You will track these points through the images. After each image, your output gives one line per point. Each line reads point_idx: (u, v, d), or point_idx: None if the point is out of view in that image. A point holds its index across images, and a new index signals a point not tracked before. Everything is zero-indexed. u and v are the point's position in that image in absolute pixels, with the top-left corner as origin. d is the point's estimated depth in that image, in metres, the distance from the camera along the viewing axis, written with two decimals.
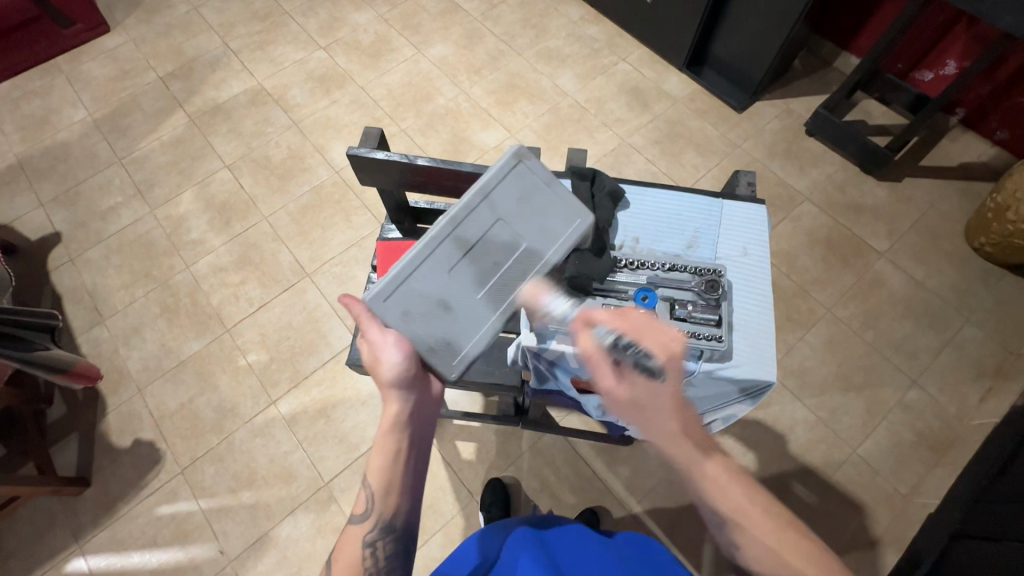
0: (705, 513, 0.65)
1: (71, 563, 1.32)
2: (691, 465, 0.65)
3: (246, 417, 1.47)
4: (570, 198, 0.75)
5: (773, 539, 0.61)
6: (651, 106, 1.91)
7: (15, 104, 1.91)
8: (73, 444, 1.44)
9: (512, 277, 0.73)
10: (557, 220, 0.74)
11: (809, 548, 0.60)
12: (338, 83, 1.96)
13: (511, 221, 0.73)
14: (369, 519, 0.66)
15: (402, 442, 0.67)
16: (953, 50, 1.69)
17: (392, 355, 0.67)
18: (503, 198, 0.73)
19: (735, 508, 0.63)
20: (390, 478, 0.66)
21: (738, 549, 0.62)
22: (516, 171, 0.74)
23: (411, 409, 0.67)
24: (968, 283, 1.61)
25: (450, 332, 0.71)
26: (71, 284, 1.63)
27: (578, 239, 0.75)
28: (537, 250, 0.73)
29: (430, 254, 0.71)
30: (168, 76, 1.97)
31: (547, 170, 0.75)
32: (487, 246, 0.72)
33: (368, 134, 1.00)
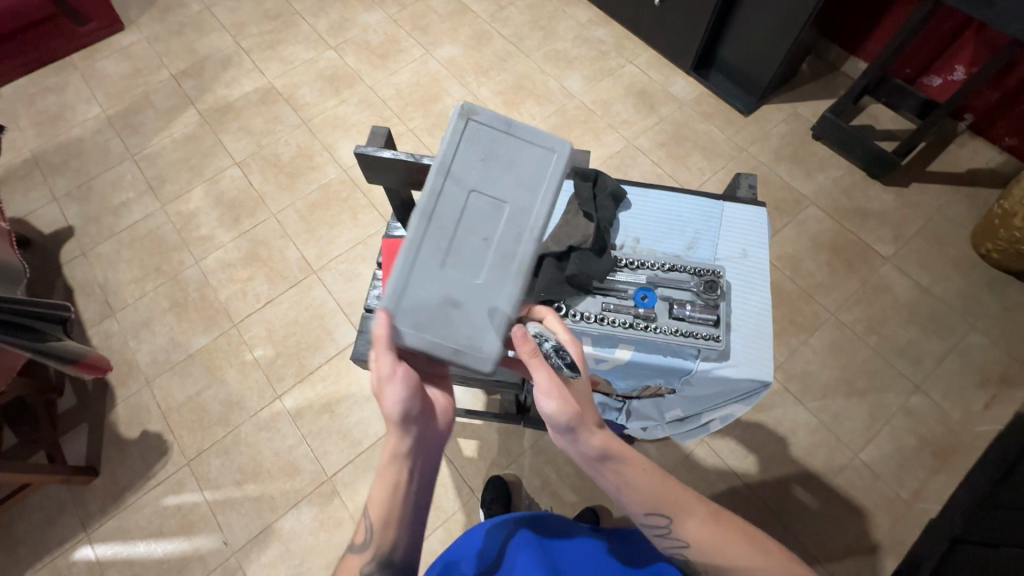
0: (645, 522, 0.67)
1: (79, 551, 1.34)
2: (631, 475, 0.66)
3: (252, 411, 1.49)
4: (531, 134, 0.69)
5: (712, 528, 0.66)
6: (657, 108, 1.91)
7: (31, 100, 1.95)
8: (83, 434, 1.47)
9: (511, 242, 0.68)
10: (527, 167, 0.69)
11: (741, 530, 0.66)
12: (347, 83, 1.98)
13: (482, 186, 0.68)
14: (367, 553, 0.63)
15: (402, 475, 0.63)
16: (962, 56, 1.68)
17: (396, 391, 0.62)
18: (466, 169, 0.68)
19: (676, 507, 0.66)
20: (390, 512, 0.62)
21: (686, 546, 0.66)
22: (467, 135, 0.68)
23: (411, 444, 0.63)
24: (974, 289, 1.60)
25: (474, 322, 0.67)
26: (83, 278, 1.66)
27: (559, 175, 0.69)
28: (523, 200, 0.68)
29: (422, 256, 0.67)
30: (180, 74, 2.00)
31: (499, 117, 0.68)
32: (469, 223, 0.67)
33: (375, 134, 1.02)
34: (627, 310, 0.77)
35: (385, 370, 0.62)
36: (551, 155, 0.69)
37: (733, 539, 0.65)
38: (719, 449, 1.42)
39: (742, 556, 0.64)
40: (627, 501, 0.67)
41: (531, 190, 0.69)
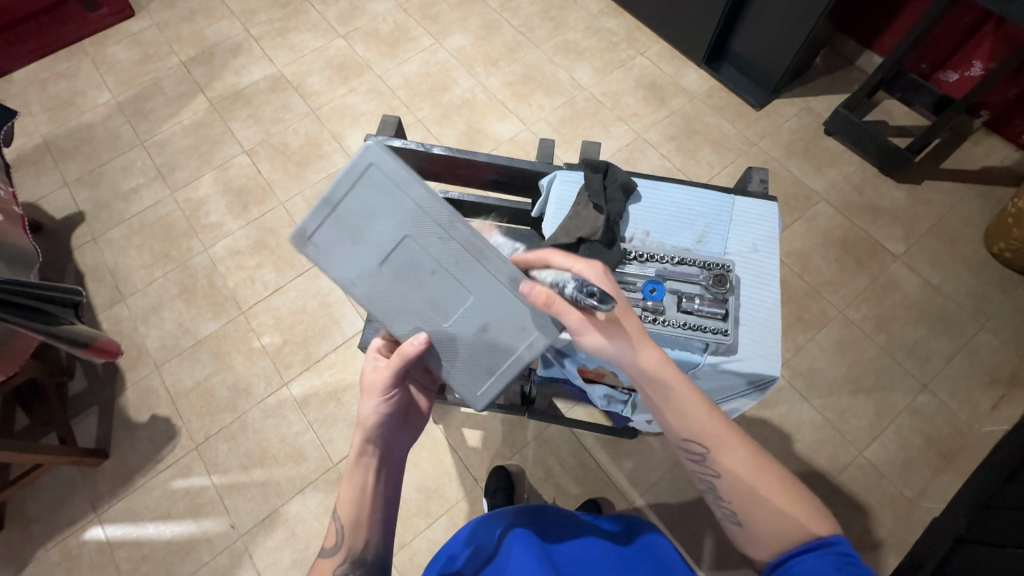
0: (689, 446, 0.69)
1: (89, 531, 1.37)
2: (675, 400, 0.68)
3: (259, 397, 1.51)
4: (346, 177, 0.69)
5: (749, 466, 0.66)
6: (668, 101, 1.90)
7: (43, 85, 1.96)
8: (94, 417, 1.49)
9: (439, 245, 0.70)
10: (372, 192, 0.70)
11: (778, 474, 0.66)
12: (356, 72, 1.97)
13: (368, 242, 0.71)
14: (338, 554, 0.69)
15: (368, 478, 0.71)
16: (979, 51, 1.66)
17: (372, 403, 0.73)
18: (348, 262, 0.71)
19: (717, 437, 0.68)
20: (357, 511, 0.70)
21: (718, 478, 0.67)
22: (321, 250, 0.71)
23: (377, 447, 0.73)
24: (986, 288, 1.58)
25: (498, 326, 0.72)
26: (93, 263, 1.68)
27: (399, 171, 0.69)
28: (401, 214, 0.70)
29: (406, 325, 0.73)
30: (190, 61, 2.00)
31: (306, 220, 0.69)
32: (408, 276, 0.71)
33: (386, 122, 1.02)
34: (636, 303, 0.77)
35: (375, 383, 0.73)
36: (364, 165, 0.69)
37: (769, 480, 0.66)
38: None
39: (770, 500, 0.64)
40: (669, 422, 0.69)
41: (405, 215, 0.70)
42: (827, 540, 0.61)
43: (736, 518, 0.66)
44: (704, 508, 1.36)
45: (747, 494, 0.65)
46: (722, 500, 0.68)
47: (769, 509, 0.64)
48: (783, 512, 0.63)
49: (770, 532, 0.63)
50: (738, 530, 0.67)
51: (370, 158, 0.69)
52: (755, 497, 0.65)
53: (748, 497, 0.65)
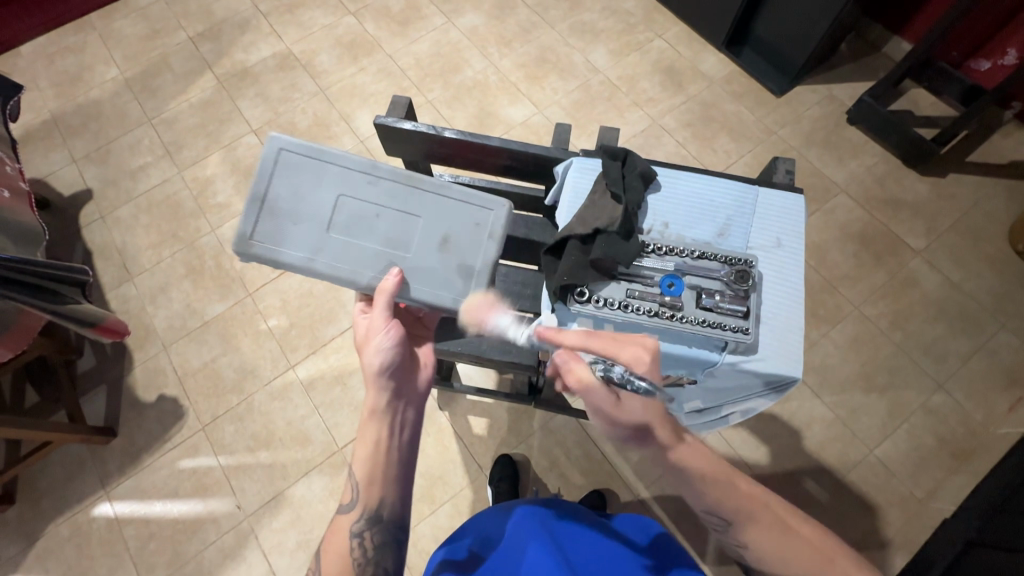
0: (711, 518, 0.71)
1: (98, 507, 1.39)
2: (698, 477, 0.71)
3: (265, 379, 1.51)
4: (260, 172, 0.74)
5: (775, 534, 0.68)
6: (685, 86, 1.84)
7: (50, 60, 1.94)
8: (103, 395, 1.50)
9: (373, 190, 0.76)
10: (291, 175, 0.75)
11: (809, 535, 0.68)
12: (366, 51, 1.93)
13: (307, 216, 0.74)
14: (354, 508, 0.69)
15: (382, 430, 0.71)
16: (1015, 38, 1.58)
17: (381, 342, 0.73)
18: (295, 242, 0.74)
19: (741, 509, 0.70)
20: (372, 466, 0.70)
21: (745, 547, 0.69)
22: (269, 244, 0.74)
23: (390, 391, 0.72)
24: (1008, 287, 1.54)
25: (457, 235, 0.78)
26: (101, 241, 1.67)
27: (304, 145, 0.75)
28: (324, 180, 0.75)
29: (375, 272, 0.75)
30: (198, 37, 1.97)
31: (245, 228, 0.73)
32: (359, 229, 0.76)
33: (396, 103, 0.99)
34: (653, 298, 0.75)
35: (372, 324, 0.74)
36: (276, 154, 0.74)
37: (798, 545, 0.67)
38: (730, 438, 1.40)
39: (799, 562, 0.66)
40: (691, 499, 0.72)
41: (326, 178, 0.76)
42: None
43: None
44: None
45: (777, 564, 0.67)
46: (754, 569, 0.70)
47: (804, 573, 0.65)
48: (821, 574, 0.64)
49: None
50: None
51: (274, 150, 0.74)
52: (786, 565, 0.66)
53: (778, 561, 0.67)
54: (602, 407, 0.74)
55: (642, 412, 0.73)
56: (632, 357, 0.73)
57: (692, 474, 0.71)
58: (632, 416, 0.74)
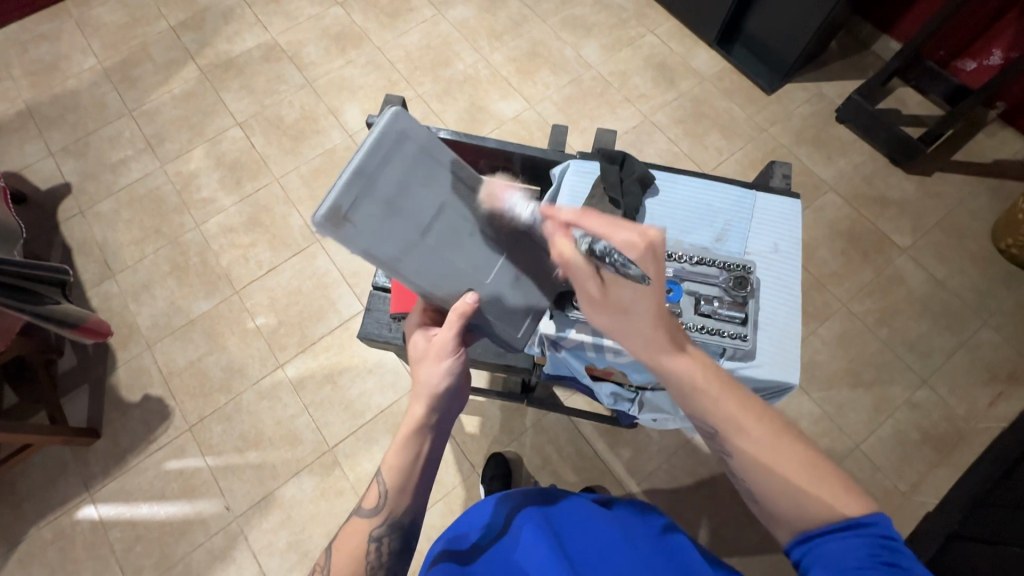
0: (698, 422, 0.65)
1: (82, 510, 1.36)
2: (681, 381, 0.64)
3: (254, 378, 1.48)
4: (375, 145, 0.60)
5: (766, 443, 0.60)
6: (677, 83, 1.83)
7: (24, 48, 1.87)
8: (85, 395, 1.46)
9: (478, 209, 0.69)
10: (404, 164, 0.62)
11: (799, 458, 0.59)
12: (354, 43, 1.89)
13: (408, 212, 0.64)
14: (378, 515, 0.66)
15: (423, 446, 0.67)
16: (1001, 38, 1.61)
17: (445, 365, 0.69)
18: (382, 236, 0.62)
19: (729, 418, 0.62)
20: (405, 477, 0.67)
21: (730, 457, 0.62)
22: (357, 232, 0.60)
23: (440, 410, 0.69)
24: (990, 284, 1.57)
25: (533, 272, 0.74)
26: (82, 237, 1.63)
27: (430, 136, 0.64)
28: (435, 181, 0.65)
29: (450, 287, 0.69)
30: (180, 26, 1.91)
31: (334, 201, 0.58)
32: (451, 241, 0.67)
33: (389, 102, 0.97)
34: None
35: (442, 344, 0.69)
36: (399, 136, 0.62)
37: (788, 459, 0.59)
38: None
39: (782, 471, 0.59)
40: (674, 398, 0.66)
41: (435, 178, 0.65)
42: (861, 520, 0.55)
43: (752, 495, 0.61)
44: (700, 498, 1.36)
45: (763, 480, 0.60)
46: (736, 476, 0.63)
47: (785, 482, 0.58)
48: (803, 487, 0.58)
49: (789, 512, 0.58)
50: (756, 509, 0.62)
51: (400, 127, 0.62)
52: (773, 486, 0.59)
53: (759, 475, 0.60)
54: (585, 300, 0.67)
55: (630, 306, 0.64)
56: (623, 241, 0.63)
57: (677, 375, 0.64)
58: (616, 305, 0.65)
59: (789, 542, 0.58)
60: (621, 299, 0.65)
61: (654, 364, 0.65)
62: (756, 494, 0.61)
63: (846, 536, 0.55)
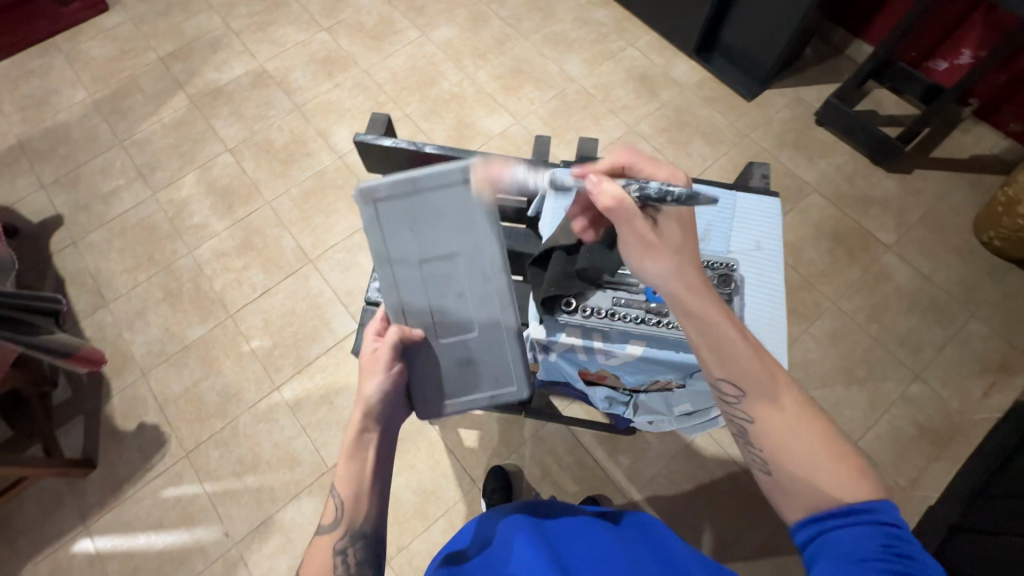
0: (722, 384, 0.62)
1: (78, 543, 1.34)
2: (714, 329, 0.62)
3: (249, 402, 1.48)
4: (442, 176, 0.66)
5: (791, 415, 0.59)
6: (659, 93, 1.88)
7: (14, 84, 1.89)
8: (79, 426, 1.45)
9: (470, 279, 0.73)
10: (448, 205, 0.67)
11: (825, 430, 0.58)
12: (341, 67, 1.93)
13: (424, 235, 0.70)
14: (337, 529, 0.65)
15: (367, 455, 0.68)
16: (968, 39, 1.65)
17: (378, 382, 0.71)
18: (401, 244, 0.70)
19: (757, 380, 0.60)
20: (358, 486, 0.67)
21: (753, 422, 0.60)
22: (372, 219, 0.68)
23: (376, 418, 0.69)
24: (975, 276, 1.60)
25: (483, 360, 0.80)
26: (74, 267, 1.63)
27: (487, 200, 0.67)
28: (465, 234, 0.70)
29: (415, 317, 0.75)
30: (169, 57, 1.94)
31: (381, 189, 0.66)
32: (445, 286, 0.73)
33: (375, 120, 1.00)
34: (638, 305, 0.78)
35: (380, 359, 0.72)
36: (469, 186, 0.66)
37: (813, 436, 0.57)
38: (720, 438, 1.42)
39: (810, 443, 0.57)
40: (703, 359, 0.63)
41: (470, 232, 0.70)
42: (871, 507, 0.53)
43: (768, 466, 0.59)
44: (702, 502, 1.36)
45: (786, 446, 0.58)
46: (752, 445, 0.61)
47: (811, 456, 0.56)
48: (787, 462, 0.57)
49: (803, 484, 0.56)
50: (768, 481, 0.60)
51: (477, 173, 0.66)
52: (795, 453, 0.57)
53: (784, 439, 0.58)
54: (636, 245, 0.65)
55: (682, 242, 0.66)
56: (669, 174, 0.70)
57: (719, 331, 0.62)
58: (669, 242, 0.65)
59: (796, 523, 0.57)
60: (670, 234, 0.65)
61: (694, 309, 0.63)
62: (773, 461, 0.58)
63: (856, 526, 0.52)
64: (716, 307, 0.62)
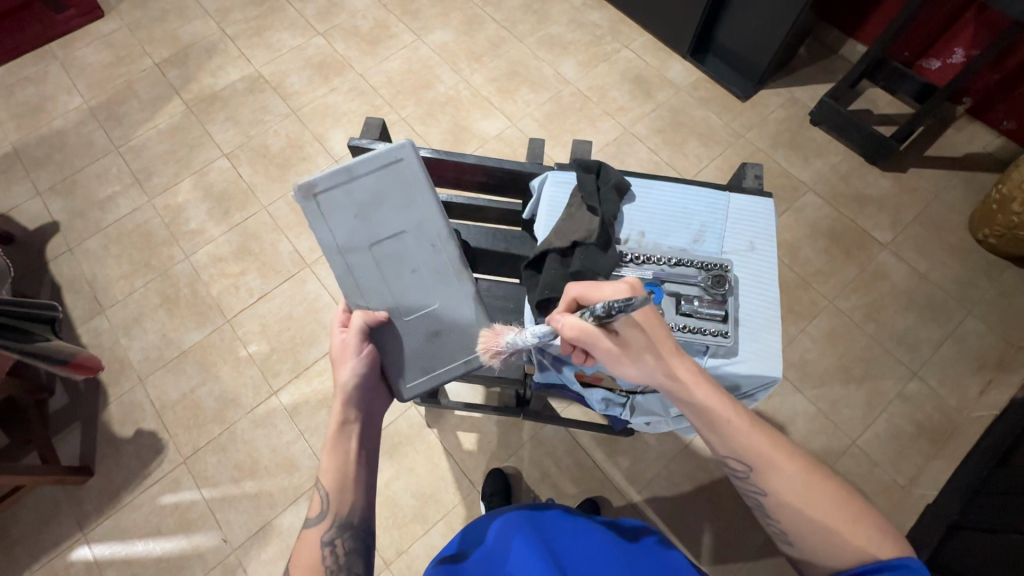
0: (733, 463, 0.68)
1: (76, 551, 1.33)
2: (715, 415, 0.67)
3: (248, 407, 1.47)
4: (374, 160, 0.74)
5: (802, 483, 0.64)
6: (654, 95, 1.88)
7: (10, 91, 1.89)
8: (76, 433, 1.45)
9: (423, 253, 0.76)
10: (385, 185, 0.75)
11: (834, 491, 0.64)
12: (337, 71, 1.93)
13: (370, 218, 0.75)
14: (325, 521, 0.67)
15: (350, 444, 0.69)
16: (962, 38, 1.66)
17: (351, 365, 0.71)
18: (349, 232, 0.74)
19: (763, 458, 0.66)
20: (343, 475, 0.68)
21: (766, 495, 0.66)
22: (318, 212, 0.74)
23: (356, 407, 0.71)
24: (970, 274, 1.60)
25: (451, 330, 0.78)
26: (70, 274, 1.63)
27: (419, 174, 0.75)
28: (405, 209, 0.75)
29: (374, 300, 0.76)
30: (164, 62, 1.94)
31: (323, 184, 0.73)
32: (397, 262, 0.76)
33: (369, 124, 1.00)
34: None
35: (348, 343, 0.72)
36: (403, 160, 0.75)
37: (823, 503, 0.63)
38: None
39: (823, 515, 0.63)
40: (711, 443, 0.69)
41: (410, 206, 0.76)
42: (889, 561, 0.58)
43: (786, 536, 0.65)
44: (701, 503, 1.36)
45: (802, 518, 0.63)
46: (768, 515, 0.67)
47: (824, 523, 0.62)
48: (810, 531, 0.63)
49: (824, 549, 0.62)
50: (789, 545, 0.66)
51: (405, 153, 0.75)
52: (810, 524, 0.63)
53: (799, 511, 0.63)
54: (608, 359, 0.68)
55: (649, 342, 0.67)
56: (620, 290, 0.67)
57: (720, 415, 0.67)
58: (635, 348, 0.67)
59: None
60: (637, 340, 0.66)
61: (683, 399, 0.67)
62: (792, 531, 0.64)
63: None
64: (699, 392, 0.67)
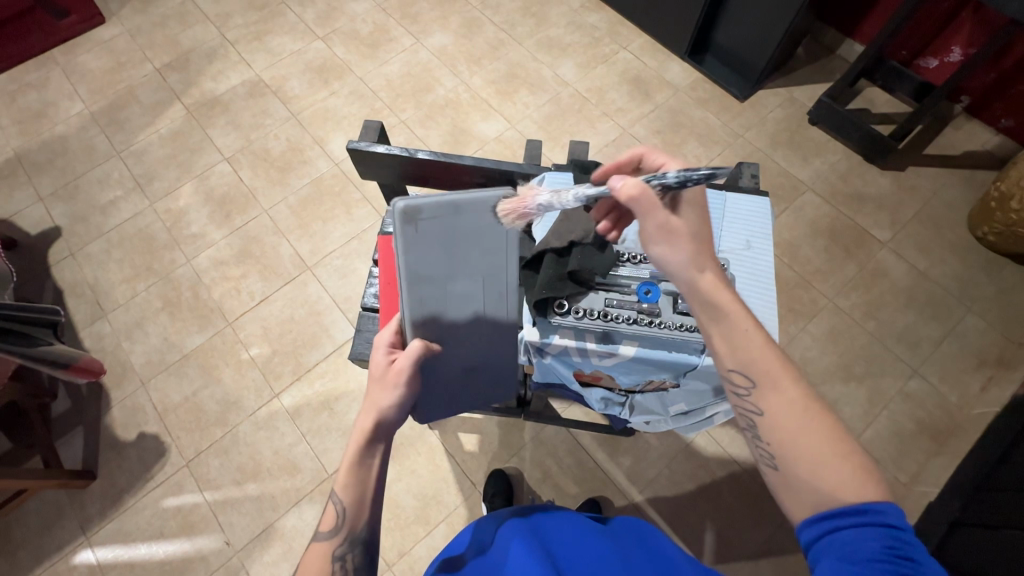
0: (732, 376, 0.61)
1: (78, 555, 1.33)
2: (730, 319, 0.62)
3: (250, 410, 1.48)
4: (479, 202, 0.55)
5: (800, 407, 0.57)
6: (652, 96, 1.89)
7: (12, 97, 1.90)
8: (79, 437, 1.45)
9: (492, 296, 0.68)
10: (480, 231, 0.58)
11: (833, 428, 0.56)
12: (337, 74, 1.94)
13: (455, 253, 0.61)
14: (336, 537, 0.61)
15: (374, 460, 0.63)
16: (958, 37, 1.66)
17: (395, 396, 0.64)
18: (429, 263, 0.61)
19: (766, 369, 0.59)
20: (362, 492, 0.62)
21: (761, 415, 0.59)
22: (407, 235, 0.57)
23: (388, 427, 0.64)
24: (970, 271, 1.60)
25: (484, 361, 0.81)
26: (72, 279, 1.63)
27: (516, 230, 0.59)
28: (492, 255, 0.62)
29: (431, 332, 0.70)
30: (165, 68, 1.95)
31: (422, 208, 0.55)
32: (466, 302, 0.68)
33: (368, 127, 1.00)
34: (630, 306, 0.79)
35: (401, 376, 0.65)
36: (497, 208, 0.56)
37: (819, 432, 0.55)
38: (720, 438, 1.42)
39: (815, 443, 0.55)
40: (716, 352, 0.62)
41: (497, 254, 0.62)
42: (874, 507, 0.51)
43: (773, 460, 0.58)
44: (703, 502, 1.36)
45: (792, 443, 0.56)
46: (760, 440, 0.59)
47: (812, 451, 0.55)
48: (794, 458, 0.56)
49: (807, 478, 0.54)
50: (774, 475, 0.58)
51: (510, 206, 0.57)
52: (798, 451, 0.55)
53: (790, 439, 0.56)
54: (654, 234, 0.62)
55: (702, 232, 0.64)
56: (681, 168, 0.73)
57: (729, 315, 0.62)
58: (688, 231, 0.63)
59: (802, 521, 0.55)
60: (687, 223, 0.63)
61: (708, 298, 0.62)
62: (780, 456, 0.57)
63: (860, 526, 0.50)
64: (725, 295, 0.62)
